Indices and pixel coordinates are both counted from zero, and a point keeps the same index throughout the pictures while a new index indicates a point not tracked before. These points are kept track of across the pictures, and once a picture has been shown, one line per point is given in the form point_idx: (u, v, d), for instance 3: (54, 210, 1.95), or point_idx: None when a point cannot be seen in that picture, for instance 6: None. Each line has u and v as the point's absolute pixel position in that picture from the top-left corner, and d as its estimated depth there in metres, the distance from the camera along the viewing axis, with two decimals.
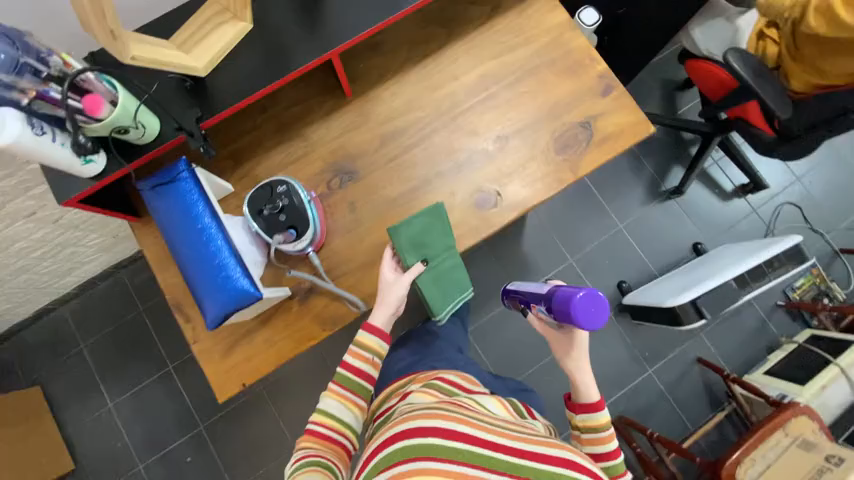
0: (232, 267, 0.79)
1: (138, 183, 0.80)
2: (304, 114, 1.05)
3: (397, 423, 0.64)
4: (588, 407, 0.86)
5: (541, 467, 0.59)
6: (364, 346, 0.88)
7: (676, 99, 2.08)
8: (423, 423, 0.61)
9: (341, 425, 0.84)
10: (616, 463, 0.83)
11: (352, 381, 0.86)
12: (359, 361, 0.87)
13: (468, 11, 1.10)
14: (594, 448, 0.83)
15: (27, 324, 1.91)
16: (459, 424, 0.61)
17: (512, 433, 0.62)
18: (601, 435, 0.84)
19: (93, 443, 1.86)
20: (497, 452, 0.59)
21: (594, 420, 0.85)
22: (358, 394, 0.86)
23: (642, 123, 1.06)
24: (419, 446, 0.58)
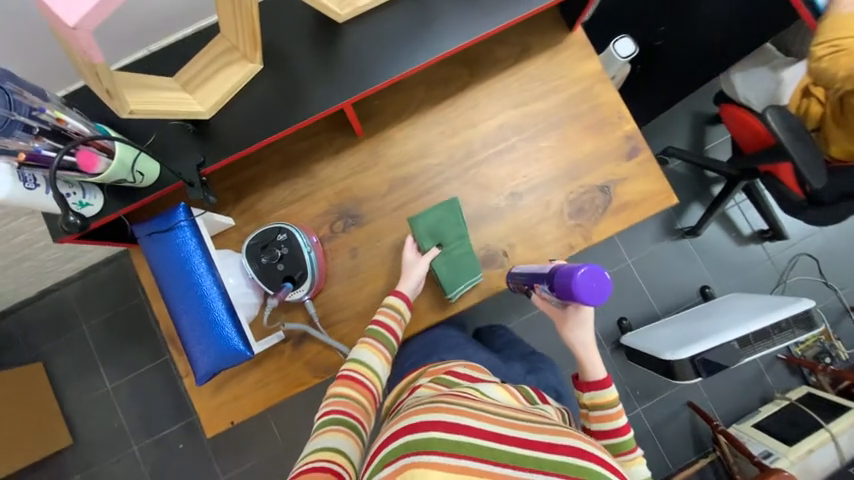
0: (224, 322, 0.78)
1: (134, 229, 0.80)
2: (313, 150, 1.01)
3: (401, 420, 0.63)
4: (597, 383, 0.82)
5: (547, 459, 0.57)
6: (394, 309, 0.91)
7: (705, 134, 1.98)
8: (423, 418, 0.60)
9: (368, 371, 0.83)
10: (627, 439, 0.78)
11: (383, 336, 0.88)
12: (389, 321, 0.90)
13: (495, 51, 1.04)
14: (604, 425, 0.79)
15: (33, 300, 1.95)
16: (461, 418, 0.60)
17: (516, 426, 0.61)
18: (611, 412, 0.79)
19: (90, 420, 1.92)
20: (501, 444, 0.58)
21: (603, 396, 0.81)
22: (386, 348, 0.87)
23: (664, 193, 1.00)
24: (422, 441, 0.57)
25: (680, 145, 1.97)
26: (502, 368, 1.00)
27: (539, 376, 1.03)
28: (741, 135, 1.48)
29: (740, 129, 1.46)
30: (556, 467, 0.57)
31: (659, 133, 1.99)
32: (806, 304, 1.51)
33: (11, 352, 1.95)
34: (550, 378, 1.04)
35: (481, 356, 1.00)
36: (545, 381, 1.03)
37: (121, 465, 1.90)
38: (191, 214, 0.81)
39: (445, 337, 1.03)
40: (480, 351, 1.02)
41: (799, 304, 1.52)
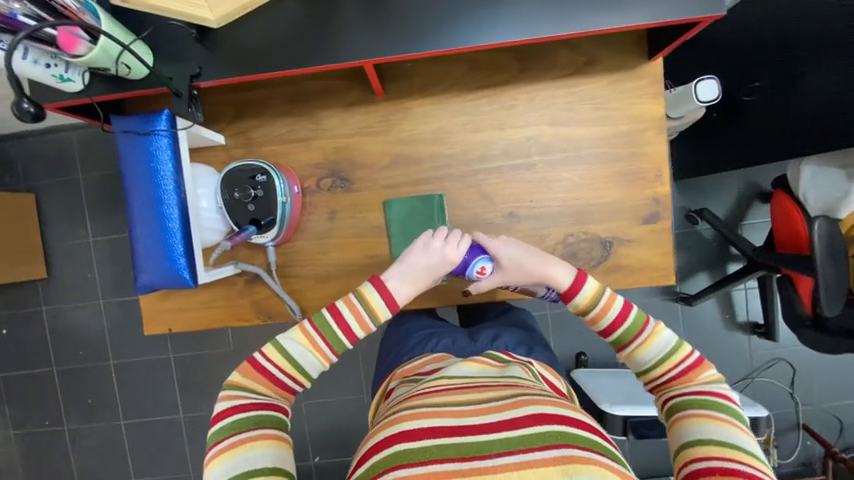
0: (178, 245, 0.76)
1: (111, 122, 0.75)
2: (326, 94, 0.93)
3: (373, 436, 0.66)
4: (573, 292, 0.81)
5: (512, 436, 0.59)
6: (372, 313, 0.76)
7: (747, 210, 1.82)
8: (390, 432, 0.63)
9: (296, 368, 0.74)
10: (630, 324, 0.77)
11: (330, 332, 0.74)
12: (353, 322, 0.76)
13: (556, 54, 0.91)
14: (602, 325, 0.78)
15: (39, 133, 1.96)
16: (422, 422, 0.63)
17: (477, 412, 0.64)
18: (602, 303, 0.79)
19: (67, 262, 2.02)
20: (465, 435, 0.60)
21: (583, 298, 0.80)
22: (334, 349, 0.75)
23: (665, 270, 0.94)
24: (387, 457, 0.59)
25: (718, 211, 1.83)
26: (469, 345, 0.95)
27: (507, 335, 0.99)
28: (778, 225, 1.38)
29: (778, 219, 1.36)
30: (523, 441, 0.58)
31: (703, 191, 1.84)
32: (756, 410, 1.48)
33: (9, 175, 1.99)
34: (515, 334, 1.00)
35: (443, 340, 0.96)
36: (513, 338, 0.98)
37: (86, 312, 2.03)
38: (174, 126, 0.76)
39: (416, 328, 1.03)
40: (445, 333, 0.99)
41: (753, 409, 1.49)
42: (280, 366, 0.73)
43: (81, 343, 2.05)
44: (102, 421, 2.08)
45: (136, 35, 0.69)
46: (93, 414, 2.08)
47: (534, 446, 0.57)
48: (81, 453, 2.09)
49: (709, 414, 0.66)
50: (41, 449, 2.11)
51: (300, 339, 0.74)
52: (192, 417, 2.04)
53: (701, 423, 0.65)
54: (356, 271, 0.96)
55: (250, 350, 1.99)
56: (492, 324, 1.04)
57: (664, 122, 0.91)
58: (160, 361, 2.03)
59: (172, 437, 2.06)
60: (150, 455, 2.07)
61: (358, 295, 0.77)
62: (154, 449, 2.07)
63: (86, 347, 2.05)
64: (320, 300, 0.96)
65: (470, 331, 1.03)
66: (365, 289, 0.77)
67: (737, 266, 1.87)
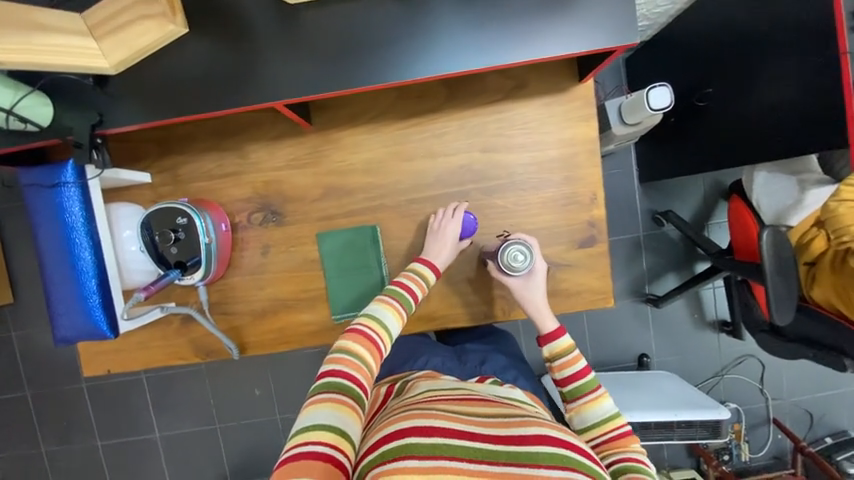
0: (96, 297, 0.75)
1: (18, 174, 0.73)
2: (252, 127, 0.91)
3: (379, 430, 0.65)
4: (551, 335, 0.86)
5: (521, 451, 0.60)
6: (424, 279, 0.87)
7: (714, 210, 1.82)
8: (399, 425, 0.63)
9: (384, 328, 0.79)
10: (586, 380, 0.83)
11: (403, 298, 0.84)
12: (415, 285, 0.86)
13: (485, 79, 0.89)
14: (565, 372, 0.84)
15: None
16: (434, 420, 0.63)
17: (488, 423, 0.65)
18: (569, 358, 0.85)
19: (32, 286, 1.99)
20: (474, 441, 0.60)
21: (558, 346, 0.86)
22: (406, 307, 0.84)
23: (604, 293, 0.93)
24: (397, 447, 0.59)
25: (683, 212, 1.83)
26: (459, 366, 0.98)
27: (493, 359, 1.02)
28: (734, 233, 1.38)
29: (735, 227, 1.36)
30: (530, 456, 0.59)
31: (669, 194, 1.83)
32: (718, 414, 1.51)
33: None
34: (501, 359, 1.03)
35: (435, 358, 0.98)
36: (500, 363, 1.01)
37: None
38: (83, 177, 0.74)
39: (406, 343, 1.05)
40: (435, 353, 1.01)
41: (715, 412, 1.52)
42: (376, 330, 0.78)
43: (52, 366, 2.04)
44: (80, 442, 2.08)
45: (29, 90, 0.67)
46: (70, 436, 2.08)
47: (542, 463, 0.58)
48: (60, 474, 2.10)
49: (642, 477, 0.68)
50: (20, 473, 2.11)
51: (386, 307, 0.82)
52: (169, 435, 2.04)
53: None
54: (294, 305, 0.95)
55: (224, 367, 1.99)
56: (480, 346, 1.07)
57: (596, 145, 0.90)
58: (133, 381, 2.03)
59: (150, 455, 2.06)
60: (129, 474, 2.08)
61: (416, 272, 0.87)
62: (132, 468, 2.07)
63: (58, 370, 2.04)
64: (260, 336, 0.95)
65: (456, 351, 1.06)
66: (420, 268, 0.87)
67: (705, 265, 1.88)
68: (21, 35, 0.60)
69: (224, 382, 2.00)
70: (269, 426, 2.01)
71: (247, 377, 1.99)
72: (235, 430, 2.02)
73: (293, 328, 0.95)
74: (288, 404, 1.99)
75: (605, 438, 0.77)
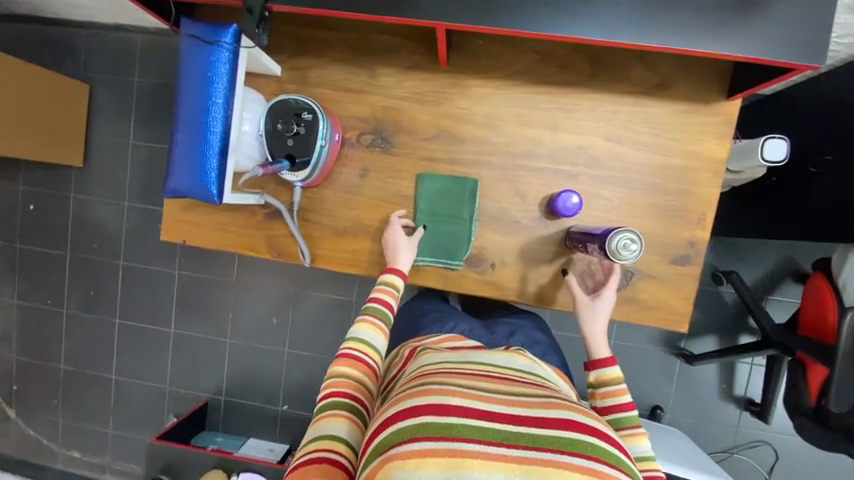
0: (215, 159, 0.78)
1: (181, 22, 0.76)
2: (389, 51, 0.92)
3: (396, 403, 0.65)
4: (601, 362, 0.82)
5: (542, 434, 0.57)
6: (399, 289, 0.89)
7: (777, 285, 1.74)
8: (414, 403, 0.62)
9: (366, 346, 0.82)
10: (629, 414, 0.78)
11: (378, 311, 0.86)
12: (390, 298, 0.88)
13: (632, 69, 0.87)
14: (607, 401, 0.80)
15: (108, 29, 2.01)
16: (450, 399, 0.62)
17: (508, 402, 0.62)
18: (617, 390, 0.80)
19: (103, 157, 2.08)
20: (493, 423, 0.59)
21: (608, 373, 0.81)
22: (384, 320, 0.86)
23: (680, 315, 0.90)
24: (412, 426, 0.58)
25: (746, 277, 1.76)
26: (486, 335, 1.02)
27: (523, 333, 1.07)
28: (805, 310, 1.33)
29: (809, 305, 1.31)
30: (552, 441, 0.56)
31: (736, 254, 1.76)
32: None
33: (70, 61, 2.05)
34: (532, 335, 1.08)
35: (462, 325, 1.02)
36: (528, 337, 1.07)
37: (110, 210, 2.10)
38: (238, 43, 0.76)
39: (432, 309, 1.10)
40: (461, 319, 1.05)
41: None
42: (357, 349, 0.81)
43: (97, 236, 2.13)
44: (99, 314, 2.17)
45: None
46: (93, 306, 2.17)
47: (564, 449, 0.56)
48: (73, 338, 2.20)
49: None
50: (38, 325, 2.22)
51: (359, 322, 0.84)
52: (181, 334, 2.11)
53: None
54: (373, 233, 0.96)
55: (251, 287, 2.04)
56: (510, 320, 1.12)
57: (722, 166, 0.87)
58: (165, 274, 2.10)
59: (159, 347, 2.13)
60: (135, 358, 2.16)
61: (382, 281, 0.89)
62: (138, 354, 2.15)
63: (101, 242, 2.13)
64: (332, 252, 0.97)
65: (486, 322, 1.11)
66: (392, 279, 0.89)
67: (750, 339, 1.79)
68: None
69: (247, 300, 2.05)
70: (275, 356, 2.05)
71: (270, 305, 2.03)
72: (242, 350, 2.07)
73: (364, 255, 0.97)
74: (298, 341, 2.03)
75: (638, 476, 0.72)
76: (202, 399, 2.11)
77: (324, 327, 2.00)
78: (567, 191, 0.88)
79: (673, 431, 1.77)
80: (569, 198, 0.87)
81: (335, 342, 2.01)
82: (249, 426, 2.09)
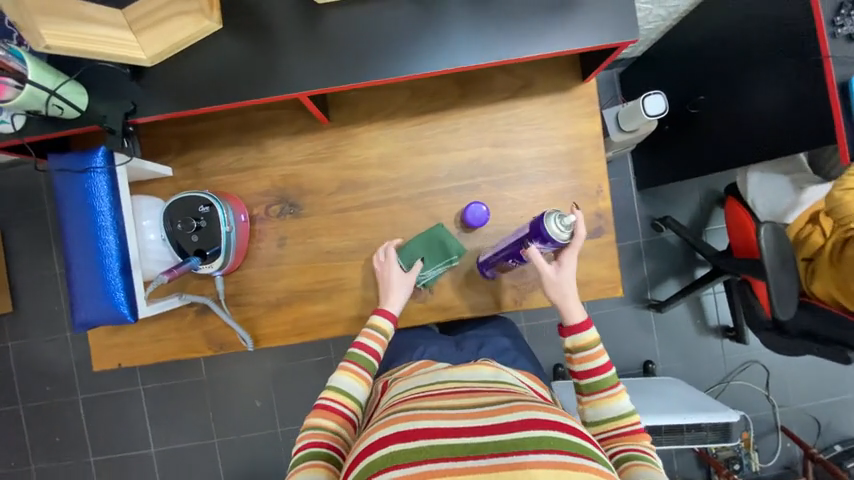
0: (119, 279, 0.76)
1: (47, 159, 0.76)
2: (272, 123, 0.95)
3: (366, 437, 0.67)
4: (576, 328, 0.84)
5: (505, 439, 0.60)
6: (383, 331, 0.88)
7: (709, 215, 1.87)
8: (384, 435, 0.64)
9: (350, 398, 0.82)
10: (607, 375, 0.81)
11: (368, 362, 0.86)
12: (375, 343, 0.87)
13: (494, 79, 0.94)
14: (586, 366, 0.82)
15: (4, 167, 1.93)
16: (416, 424, 0.64)
17: (472, 415, 0.65)
18: (592, 352, 0.82)
19: (32, 295, 1.97)
20: (458, 438, 0.61)
21: (583, 339, 0.83)
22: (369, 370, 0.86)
23: (613, 282, 0.96)
24: (383, 458, 0.61)
25: (681, 218, 1.87)
26: (456, 353, 0.98)
27: (491, 344, 1.00)
28: (733, 233, 1.42)
29: (734, 227, 1.39)
30: (516, 443, 0.59)
31: (665, 199, 1.88)
32: (727, 417, 1.49)
33: None
34: (500, 343, 1.02)
35: (430, 348, 0.97)
36: (499, 344, 1.02)
37: (55, 346, 1.98)
38: (112, 163, 0.77)
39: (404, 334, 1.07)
40: (430, 343, 1.00)
41: (724, 415, 1.49)
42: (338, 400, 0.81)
43: (48, 377, 1.99)
44: (73, 459, 2.00)
45: (52, 93, 0.68)
46: (62, 453, 2.00)
47: (528, 448, 0.58)
48: None
49: (645, 464, 0.71)
50: None
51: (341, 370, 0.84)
52: (166, 450, 1.98)
53: (652, 470, 0.69)
54: (308, 296, 0.96)
55: (226, 377, 1.95)
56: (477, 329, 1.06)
57: (601, 139, 0.95)
58: (132, 394, 1.97)
59: (145, 471, 1.98)
60: None
61: (374, 326, 0.88)
62: None
63: (53, 382, 1.99)
64: (274, 328, 0.96)
65: (456, 339, 1.05)
66: (373, 320, 0.89)
67: (704, 271, 1.90)
68: (70, 25, 0.65)
69: (225, 393, 1.96)
70: (270, 440, 1.95)
71: (249, 389, 1.95)
72: (235, 445, 1.96)
73: (307, 320, 0.96)
74: (289, 416, 1.95)
75: (617, 432, 0.77)
76: None
77: (310, 395, 1.94)
78: (475, 202, 0.93)
79: (667, 380, 1.82)
80: (478, 208, 0.91)
81: None
82: None
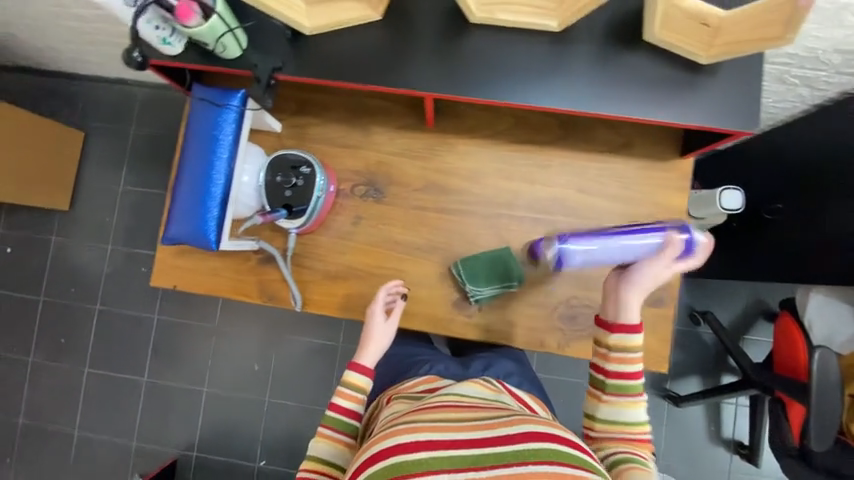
0: (215, 208, 0.82)
1: (193, 87, 0.84)
2: (382, 112, 1.01)
3: (368, 445, 0.68)
4: (629, 328, 0.81)
5: (504, 451, 0.62)
6: (358, 389, 0.85)
7: (750, 324, 1.83)
8: (385, 445, 0.65)
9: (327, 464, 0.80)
10: (637, 383, 0.80)
11: (343, 422, 0.83)
12: (348, 401, 0.84)
13: (597, 131, 0.98)
14: (623, 367, 0.80)
15: (109, 82, 2.10)
16: (416, 435, 0.65)
17: (472, 427, 0.66)
18: (631, 357, 0.80)
19: (90, 201, 2.08)
20: (459, 450, 0.63)
21: (630, 340, 0.80)
22: (343, 430, 0.83)
23: (660, 355, 0.95)
24: (384, 468, 0.62)
25: (721, 317, 1.83)
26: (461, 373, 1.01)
27: (497, 365, 1.04)
28: (779, 347, 1.38)
29: (781, 342, 1.36)
30: (515, 456, 0.61)
31: (709, 294, 1.85)
32: None
33: (69, 111, 2.11)
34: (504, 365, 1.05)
35: (437, 365, 1.02)
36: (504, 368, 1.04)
37: (93, 253, 2.07)
38: (245, 105, 0.84)
39: (404, 352, 1.09)
40: (436, 359, 1.05)
41: None
42: (315, 469, 0.79)
43: (77, 280, 2.07)
44: (69, 363, 2.05)
45: (229, 29, 0.76)
46: (63, 354, 2.06)
47: (528, 461, 0.60)
48: (37, 389, 2.05)
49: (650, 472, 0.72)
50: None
51: (317, 438, 0.82)
52: (156, 383, 2.00)
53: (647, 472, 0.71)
54: (363, 278, 0.99)
55: (234, 332, 1.99)
56: (485, 352, 1.10)
57: (684, 214, 0.97)
58: (145, 319, 2.03)
59: (130, 397, 2.01)
60: (101, 412, 2.02)
61: (346, 383, 0.86)
62: (108, 405, 2.02)
63: (80, 286, 2.07)
64: (323, 297, 0.99)
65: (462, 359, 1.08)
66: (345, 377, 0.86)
67: (731, 379, 1.83)
68: None
69: (229, 346, 1.99)
70: (254, 407, 1.95)
71: (251, 350, 1.98)
72: (221, 400, 1.97)
73: (355, 299, 0.99)
74: (281, 388, 1.95)
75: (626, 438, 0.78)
76: (170, 456, 1.96)
77: (308, 374, 1.94)
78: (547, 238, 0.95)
79: None
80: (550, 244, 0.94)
81: (320, 388, 1.93)
82: None
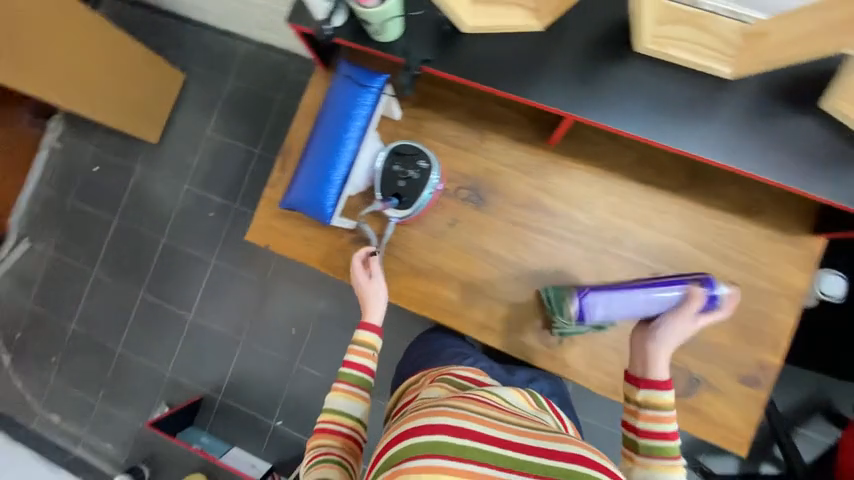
0: (335, 184, 0.86)
1: (341, 65, 0.86)
2: (503, 121, 1.00)
3: (406, 418, 0.62)
4: (656, 383, 0.76)
5: (557, 465, 0.55)
6: (367, 345, 0.87)
7: (805, 417, 1.68)
8: (428, 422, 0.58)
9: (344, 415, 0.81)
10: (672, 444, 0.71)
11: (355, 377, 0.84)
12: (358, 356, 0.86)
13: (727, 188, 0.93)
14: (652, 425, 0.73)
15: (217, 32, 2.18)
16: (463, 420, 0.58)
17: (525, 431, 0.59)
18: (663, 415, 0.73)
19: (177, 140, 2.19)
20: (509, 450, 0.56)
21: (658, 397, 0.75)
22: (359, 385, 0.84)
23: (740, 435, 0.89)
24: (425, 444, 0.55)
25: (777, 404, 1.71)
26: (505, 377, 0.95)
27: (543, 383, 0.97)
28: None
29: None
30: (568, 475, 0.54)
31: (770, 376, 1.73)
32: None
33: (175, 51, 2.21)
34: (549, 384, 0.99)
35: (480, 362, 0.96)
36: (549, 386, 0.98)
37: (169, 189, 2.18)
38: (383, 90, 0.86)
39: (447, 343, 1.01)
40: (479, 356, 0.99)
41: None
42: (335, 419, 0.80)
43: (149, 210, 2.18)
44: (126, 285, 2.17)
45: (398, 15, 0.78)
46: (123, 275, 2.18)
47: None
48: (92, 302, 2.18)
49: None
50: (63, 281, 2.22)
51: (334, 391, 0.83)
52: (200, 323, 2.10)
53: None
54: (448, 280, 0.99)
55: (281, 294, 2.05)
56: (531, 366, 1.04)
57: (802, 297, 0.90)
58: (203, 262, 2.13)
59: (173, 330, 2.12)
60: (145, 337, 2.13)
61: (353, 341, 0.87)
62: (153, 333, 2.13)
63: (151, 217, 2.18)
64: (405, 290, 1.00)
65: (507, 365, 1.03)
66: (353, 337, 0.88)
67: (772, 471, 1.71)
68: None
69: (273, 307, 2.05)
70: (284, 369, 2.01)
71: (293, 315, 2.03)
72: (255, 355, 2.04)
73: (435, 299, 0.99)
74: (312, 358, 2.00)
75: None
76: (197, 394, 2.06)
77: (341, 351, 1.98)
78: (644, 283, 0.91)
79: None
80: None
81: None
82: (237, 434, 2.01)
